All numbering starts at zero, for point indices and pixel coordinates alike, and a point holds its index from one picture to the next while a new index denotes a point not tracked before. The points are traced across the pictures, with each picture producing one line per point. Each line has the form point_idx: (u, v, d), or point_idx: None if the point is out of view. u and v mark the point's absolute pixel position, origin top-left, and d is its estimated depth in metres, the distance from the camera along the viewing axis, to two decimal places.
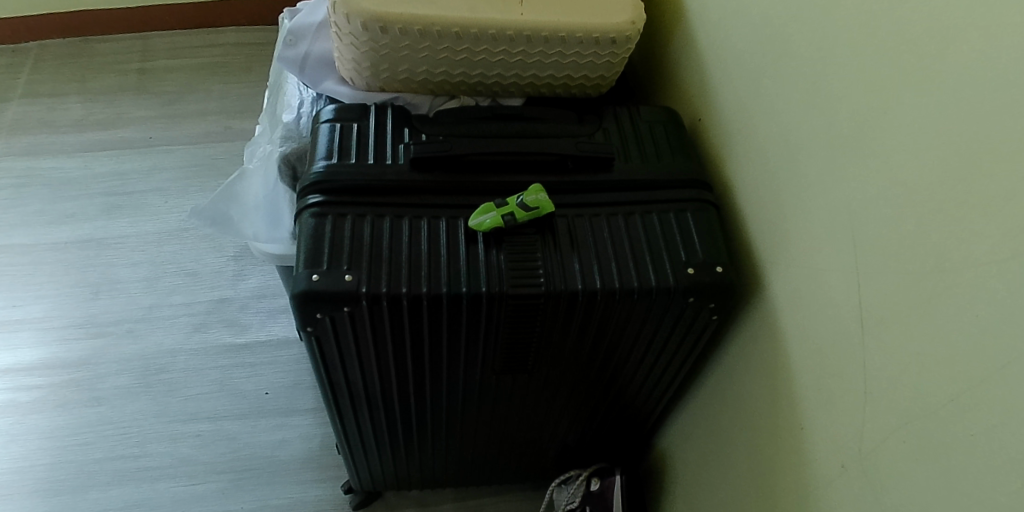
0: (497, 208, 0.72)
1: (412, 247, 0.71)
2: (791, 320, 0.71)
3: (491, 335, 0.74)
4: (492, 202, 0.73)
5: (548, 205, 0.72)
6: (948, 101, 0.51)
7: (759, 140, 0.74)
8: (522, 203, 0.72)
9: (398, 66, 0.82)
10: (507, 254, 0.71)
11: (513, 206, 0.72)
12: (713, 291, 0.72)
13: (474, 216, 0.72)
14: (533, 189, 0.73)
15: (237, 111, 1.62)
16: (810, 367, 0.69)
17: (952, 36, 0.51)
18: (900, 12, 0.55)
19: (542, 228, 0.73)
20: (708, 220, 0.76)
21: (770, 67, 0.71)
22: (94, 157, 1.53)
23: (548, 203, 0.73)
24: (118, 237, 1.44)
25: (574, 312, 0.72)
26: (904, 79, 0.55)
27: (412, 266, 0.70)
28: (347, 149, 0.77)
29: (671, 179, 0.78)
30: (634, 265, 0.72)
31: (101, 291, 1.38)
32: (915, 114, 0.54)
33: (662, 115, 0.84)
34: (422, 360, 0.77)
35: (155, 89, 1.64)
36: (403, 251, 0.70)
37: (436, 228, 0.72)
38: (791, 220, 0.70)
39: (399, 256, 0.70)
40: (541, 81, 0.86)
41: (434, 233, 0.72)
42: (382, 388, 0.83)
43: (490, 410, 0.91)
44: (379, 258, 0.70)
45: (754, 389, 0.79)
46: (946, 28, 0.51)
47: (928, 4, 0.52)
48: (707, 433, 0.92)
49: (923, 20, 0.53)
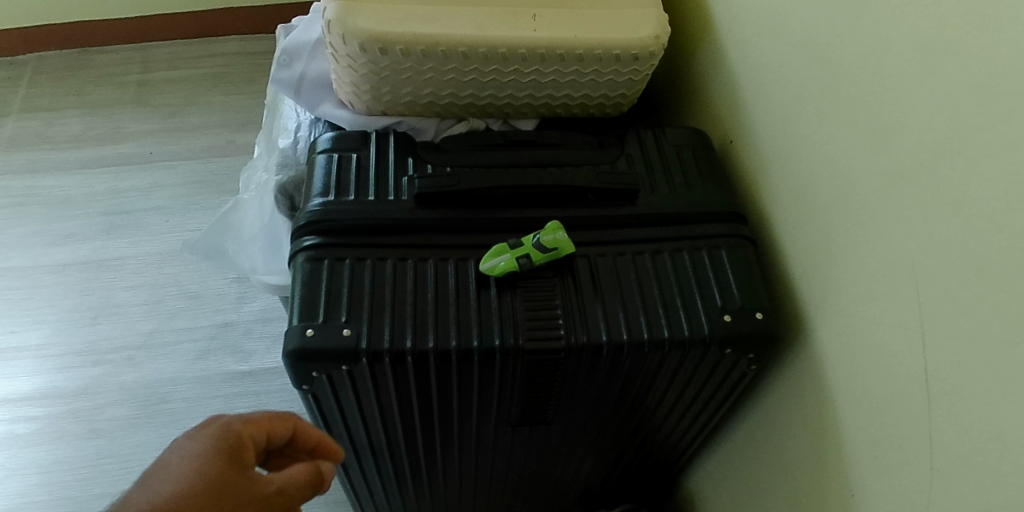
0: (511, 249, 0.64)
1: (418, 293, 0.64)
2: (841, 373, 0.63)
3: (507, 389, 0.67)
4: (506, 242, 0.65)
5: (568, 245, 0.65)
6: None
7: (803, 170, 0.66)
8: (538, 244, 0.64)
9: (401, 88, 0.75)
10: (504, 289, 0.65)
11: (530, 247, 0.64)
12: (753, 341, 0.64)
13: (487, 257, 0.65)
14: (552, 227, 0.65)
15: (240, 124, 1.55)
16: (864, 429, 0.61)
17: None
18: (987, 33, 0.47)
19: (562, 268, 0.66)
20: (746, 258, 0.68)
21: (816, 89, 0.64)
22: (93, 175, 1.48)
23: (569, 241, 0.65)
24: (117, 258, 1.38)
25: (598, 365, 0.65)
26: (990, 113, 0.47)
27: (418, 316, 0.63)
28: (345, 183, 0.70)
29: (703, 212, 0.70)
30: (664, 313, 0.64)
31: (100, 316, 1.32)
32: (1001, 154, 0.46)
33: (692, 137, 0.76)
34: (432, 412, 0.71)
35: (156, 102, 1.58)
36: (408, 299, 0.63)
37: (443, 271, 0.65)
38: (840, 263, 0.62)
39: (404, 304, 0.63)
40: (558, 101, 0.79)
41: (441, 277, 0.65)
42: (389, 440, 0.76)
43: (507, 458, 0.84)
44: (381, 305, 0.63)
45: (796, 442, 0.72)
46: None
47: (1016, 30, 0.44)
48: (742, 481, 0.84)
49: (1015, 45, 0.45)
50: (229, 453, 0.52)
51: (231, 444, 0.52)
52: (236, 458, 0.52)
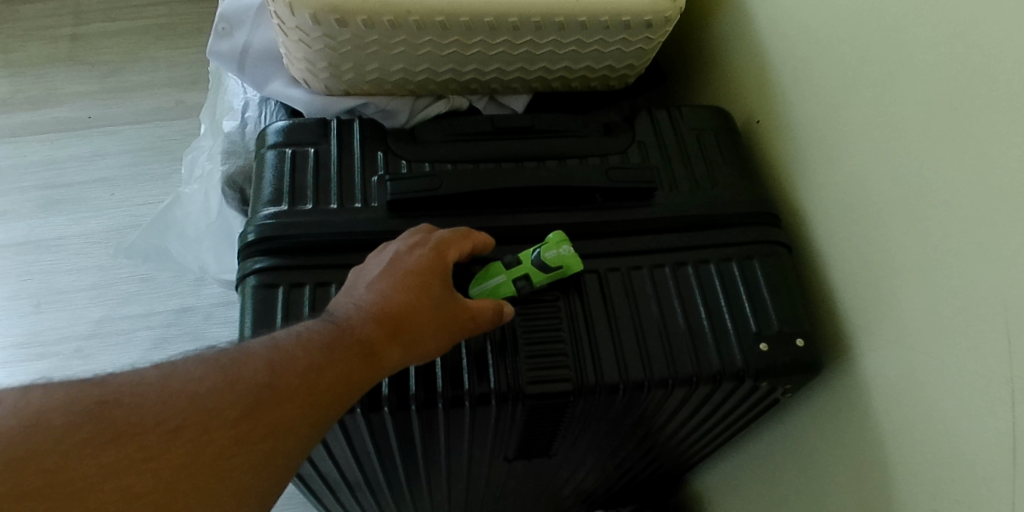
0: (505, 270, 0.53)
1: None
2: (898, 407, 0.54)
3: (503, 428, 0.57)
4: (498, 261, 0.54)
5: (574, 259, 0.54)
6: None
7: (855, 167, 0.56)
8: (538, 263, 0.53)
9: (367, 65, 0.62)
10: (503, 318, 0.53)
11: (528, 266, 0.53)
12: (794, 373, 0.54)
13: (476, 278, 0.53)
14: (554, 237, 0.53)
15: (190, 81, 1.40)
16: (922, 474, 0.53)
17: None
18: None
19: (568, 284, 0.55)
20: (783, 270, 0.57)
21: (884, 65, 0.53)
22: (25, 143, 1.32)
23: (574, 253, 0.54)
24: (58, 238, 1.25)
25: (612, 405, 0.54)
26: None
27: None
28: (301, 186, 0.58)
29: (731, 213, 0.59)
30: (690, 342, 0.54)
31: (43, 303, 1.20)
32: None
33: (713, 118, 0.65)
34: (414, 452, 0.61)
35: (93, 58, 1.42)
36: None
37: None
38: (900, 281, 0.53)
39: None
40: (554, 75, 0.67)
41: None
42: (364, 473, 0.66)
43: (500, 479, 0.75)
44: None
45: (830, 472, 0.63)
46: None
47: None
48: (758, 495, 0.76)
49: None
50: (429, 272, 0.50)
51: (431, 263, 0.50)
52: (434, 277, 0.50)
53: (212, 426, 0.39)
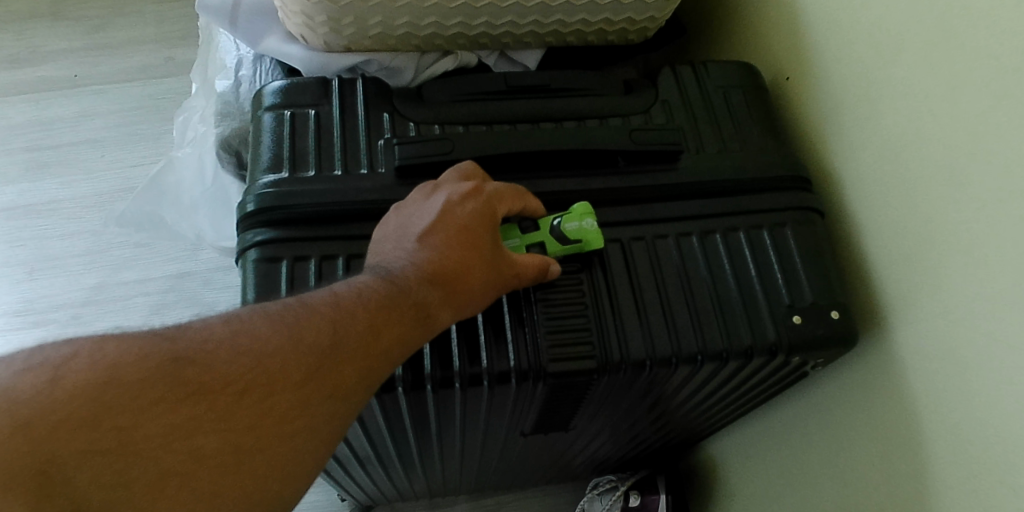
0: (522, 234, 0.51)
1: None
2: (940, 382, 0.51)
3: (521, 405, 0.55)
4: (517, 222, 0.52)
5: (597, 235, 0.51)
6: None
7: (900, 128, 0.52)
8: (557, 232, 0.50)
9: (370, 19, 0.58)
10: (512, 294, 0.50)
11: (546, 235, 0.51)
12: (828, 347, 0.51)
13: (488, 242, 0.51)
14: (580, 209, 0.51)
15: (179, 36, 1.34)
16: (963, 453, 0.50)
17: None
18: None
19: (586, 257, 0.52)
20: (815, 237, 0.54)
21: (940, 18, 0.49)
22: (10, 104, 1.27)
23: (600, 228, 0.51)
24: (49, 202, 1.21)
25: (636, 381, 0.52)
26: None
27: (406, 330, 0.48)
28: (303, 152, 0.54)
29: (762, 177, 0.55)
30: (720, 316, 0.51)
31: (36, 270, 1.16)
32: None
33: (740, 75, 0.61)
34: (426, 428, 0.58)
35: (77, 14, 1.36)
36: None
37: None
38: (949, 252, 0.50)
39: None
40: (570, 28, 0.62)
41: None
42: (373, 448, 0.64)
43: (512, 450, 0.73)
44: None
45: (858, 446, 0.61)
46: None
47: None
48: (777, 466, 0.74)
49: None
50: (481, 231, 0.48)
51: (484, 219, 0.48)
52: (487, 238, 0.48)
53: (261, 386, 0.39)
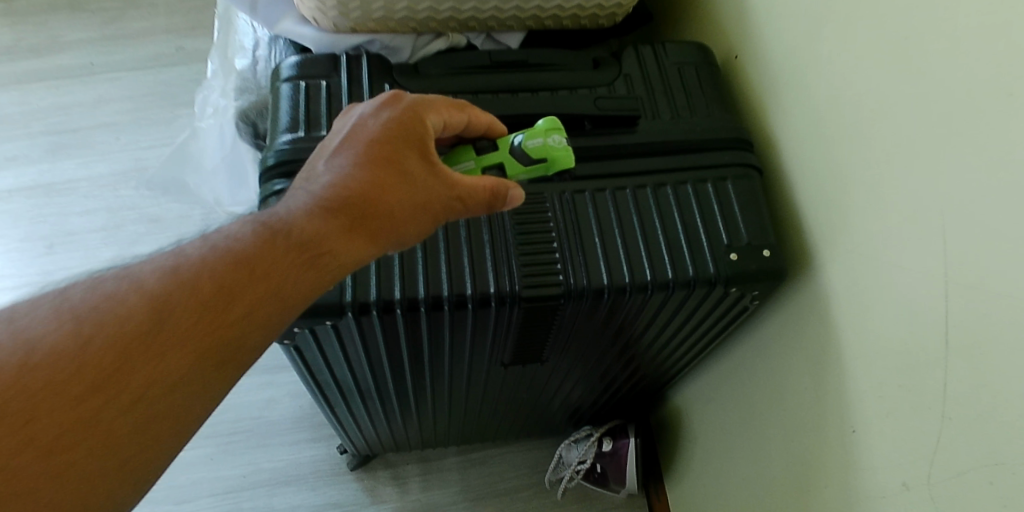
0: (478, 156, 0.59)
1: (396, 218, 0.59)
2: (851, 311, 0.60)
3: (502, 332, 0.65)
4: (472, 145, 0.60)
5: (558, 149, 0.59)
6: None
7: (816, 95, 0.61)
8: (515, 152, 0.59)
9: (373, 3, 0.67)
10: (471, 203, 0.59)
11: (505, 155, 0.59)
12: (760, 280, 0.61)
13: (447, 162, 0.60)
14: (538, 127, 0.59)
15: (189, 27, 1.43)
16: (868, 369, 0.60)
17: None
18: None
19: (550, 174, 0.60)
20: (752, 189, 0.64)
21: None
22: (31, 90, 1.36)
23: (561, 141, 0.59)
24: (68, 181, 1.29)
25: (598, 309, 0.61)
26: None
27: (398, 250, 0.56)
28: (315, 116, 0.63)
29: (708, 139, 0.65)
30: (667, 254, 0.60)
31: (55, 244, 1.24)
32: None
33: (694, 53, 0.70)
34: (422, 354, 0.69)
35: (93, 6, 1.44)
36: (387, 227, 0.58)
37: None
38: (852, 198, 0.58)
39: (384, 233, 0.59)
40: (547, 13, 0.71)
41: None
42: (375, 378, 0.76)
43: (497, 386, 0.84)
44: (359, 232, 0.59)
45: (794, 374, 0.70)
46: None
47: None
48: (730, 403, 0.85)
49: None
50: (415, 147, 0.54)
51: (418, 134, 0.54)
52: (423, 154, 0.54)
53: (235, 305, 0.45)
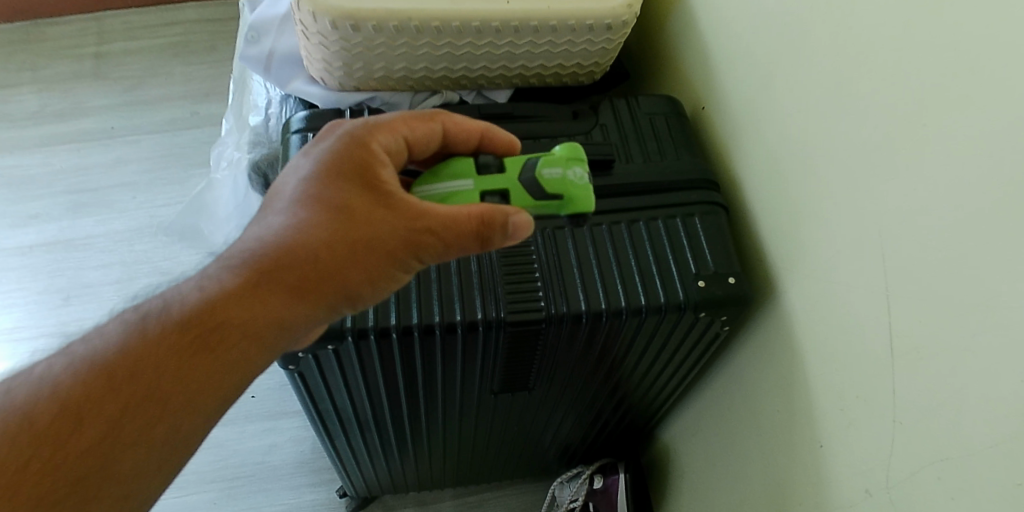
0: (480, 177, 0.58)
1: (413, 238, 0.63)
2: (813, 333, 0.66)
3: (490, 358, 0.70)
4: (478, 163, 0.58)
5: (574, 195, 0.58)
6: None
7: (773, 139, 0.68)
8: (529, 184, 0.57)
9: (375, 64, 0.75)
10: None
11: (517, 183, 0.57)
12: (727, 305, 0.66)
13: (446, 173, 0.58)
14: (560, 163, 0.57)
15: (204, 94, 1.52)
16: (830, 386, 0.64)
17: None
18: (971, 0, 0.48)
19: (559, 215, 0.59)
20: (718, 224, 0.70)
21: (789, 52, 0.65)
22: (54, 153, 1.45)
23: (579, 185, 0.58)
24: (85, 237, 1.36)
25: (578, 333, 0.67)
26: (969, 81, 0.48)
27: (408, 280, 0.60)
28: None
29: (676, 180, 0.72)
30: (641, 281, 0.66)
31: (71, 296, 1.30)
32: (978, 119, 0.48)
33: (664, 105, 0.78)
34: (416, 382, 0.75)
35: (115, 75, 1.54)
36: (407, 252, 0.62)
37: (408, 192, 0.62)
38: (808, 228, 0.64)
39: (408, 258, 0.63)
40: (531, 71, 0.79)
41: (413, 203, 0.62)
42: (373, 408, 0.81)
43: (488, 420, 0.89)
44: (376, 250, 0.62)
45: (767, 398, 0.75)
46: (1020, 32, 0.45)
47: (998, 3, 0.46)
48: (712, 434, 0.89)
49: (1006, 12, 0.46)
50: (367, 184, 0.55)
51: (371, 166, 0.55)
52: (380, 188, 0.55)
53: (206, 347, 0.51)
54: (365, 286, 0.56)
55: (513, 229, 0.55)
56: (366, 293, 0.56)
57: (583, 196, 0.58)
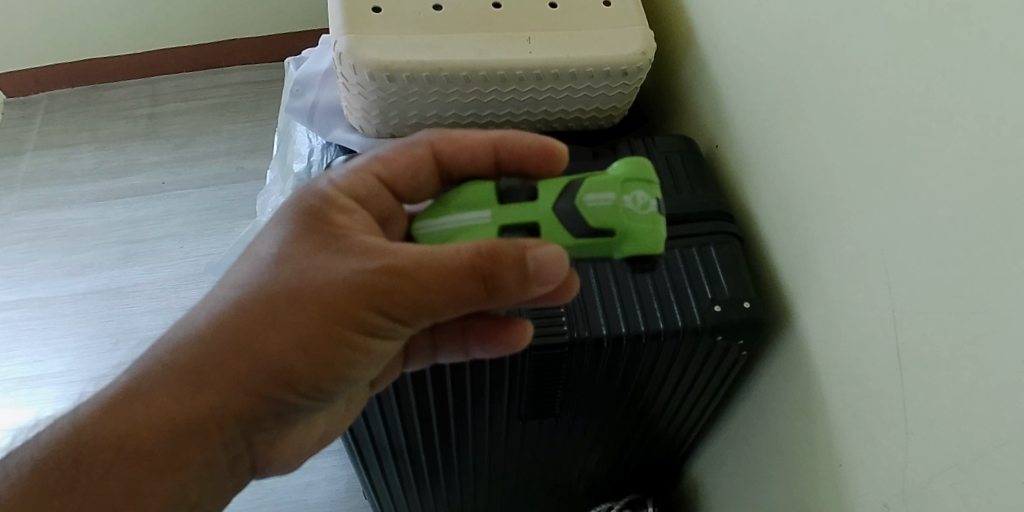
0: (501, 211, 0.54)
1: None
2: (824, 354, 0.69)
3: (517, 384, 0.75)
4: (498, 196, 0.55)
5: (626, 229, 0.53)
6: (998, 125, 0.49)
7: (782, 171, 0.73)
8: (566, 216, 0.53)
9: (408, 111, 0.81)
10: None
11: (548, 216, 0.53)
12: (743, 328, 0.71)
13: (466, 198, 0.56)
14: (613, 189, 0.54)
15: (249, 150, 1.62)
16: (844, 405, 0.67)
17: (1007, 56, 0.48)
18: (946, 33, 0.52)
19: (613, 253, 0.54)
20: (733, 252, 0.75)
21: (791, 89, 0.70)
22: (108, 206, 1.54)
23: (633, 215, 0.54)
24: (135, 285, 1.43)
25: (601, 357, 0.72)
26: (950, 106, 0.52)
27: (489, 330, 0.64)
28: None
29: (691, 212, 0.78)
30: (660, 308, 0.72)
31: (120, 341, 1.37)
32: (960, 139, 0.52)
33: (679, 143, 0.84)
34: (447, 411, 0.80)
35: (165, 134, 1.65)
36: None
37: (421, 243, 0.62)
38: (817, 253, 0.68)
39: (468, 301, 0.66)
40: (554, 116, 0.85)
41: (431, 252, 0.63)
42: (406, 439, 0.85)
43: (516, 452, 0.92)
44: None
45: (786, 422, 0.77)
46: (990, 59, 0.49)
47: (972, 33, 0.50)
48: (736, 465, 0.91)
49: (977, 41, 0.50)
50: (327, 230, 0.56)
51: (329, 214, 0.56)
52: (338, 234, 0.55)
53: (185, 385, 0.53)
54: (297, 357, 0.54)
55: (535, 265, 0.51)
56: (302, 365, 0.55)
57: (634, 231, 0.53)
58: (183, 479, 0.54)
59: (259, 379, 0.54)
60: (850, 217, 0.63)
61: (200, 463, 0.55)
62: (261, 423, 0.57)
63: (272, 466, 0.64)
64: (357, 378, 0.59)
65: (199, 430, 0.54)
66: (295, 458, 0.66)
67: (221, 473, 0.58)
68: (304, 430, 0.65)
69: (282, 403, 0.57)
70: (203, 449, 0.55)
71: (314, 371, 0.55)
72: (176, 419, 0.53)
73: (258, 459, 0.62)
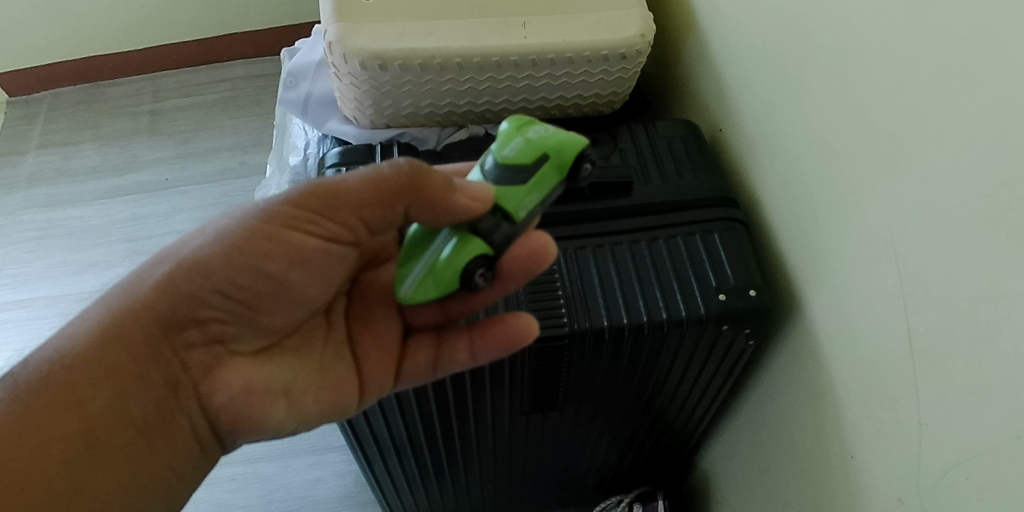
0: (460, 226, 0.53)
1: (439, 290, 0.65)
2: (832, 344, 0.66)
3: (518, 377, 0.74)
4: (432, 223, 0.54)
5: (552, 146, 0.53)
6: (1014, 98, 0.46)
7: (785, 153, 0.70)
8: (508, 179, 0.53)
9: (402, 101, 0.80)
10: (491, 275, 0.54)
11: (499, 193, 0.53)
12: (748, 317, 0.69)
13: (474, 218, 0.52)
14: (514, 135, 0.54)
15: (252, 144, 1.61)
16: (855, 393, 0.64)
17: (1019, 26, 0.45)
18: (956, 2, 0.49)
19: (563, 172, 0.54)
20: (737, 238, 0.73)
21: (794, 68, 0.67)
22: (112, 204, 1.53)
23: (548, 136, 0.54)
24: None
25: (602, 349, 0.70)
26: (957, 81, 0.50)
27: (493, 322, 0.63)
28: None
29: (693, 197, 0.76)
30: (663, 298, 0.70)
31: None
32: (969, 114, 0.49)
33: (682, 128, 0.83)
34: (448, 405, 0.78)
35: (167, 130, 1.64)
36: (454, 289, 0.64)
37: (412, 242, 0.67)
38: (825, 238, 0.65)
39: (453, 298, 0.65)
40: (551, 103, 0.83)
41: None
42: (407, 434, 0.84)
43: (523, 445, 0.90)
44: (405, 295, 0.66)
45: (796, 413, 0.75)
46: (998, 28, 0.47)
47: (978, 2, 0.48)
48: (748, 457, 0.88)
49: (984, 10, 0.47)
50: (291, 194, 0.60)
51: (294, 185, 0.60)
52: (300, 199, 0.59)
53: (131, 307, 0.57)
54: (213, 250, 0.58)
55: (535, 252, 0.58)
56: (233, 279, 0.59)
57: (559, 145, 0.54)
58: (112, 384, 0.56)
59: (196, 296, 0.58)
60: (855, 201, 0.61)
61: (129, 363, 0.57)
62: (194, 322, 0.59)
63: (221, 398, 0.61)
64: (290, 291, 0.61)
65: (129, 321, 0.57)
66: (259, 411, 0.62)
67: (157, 387, 0.58)
68: (264, 372, 0.62)
69: (214, 313, 0.59)
70: (146, 366, 0.57)
71: (234, 267, 0.58)
72: (104, 317, 0.57)
73: (202, 385, 0.61)
